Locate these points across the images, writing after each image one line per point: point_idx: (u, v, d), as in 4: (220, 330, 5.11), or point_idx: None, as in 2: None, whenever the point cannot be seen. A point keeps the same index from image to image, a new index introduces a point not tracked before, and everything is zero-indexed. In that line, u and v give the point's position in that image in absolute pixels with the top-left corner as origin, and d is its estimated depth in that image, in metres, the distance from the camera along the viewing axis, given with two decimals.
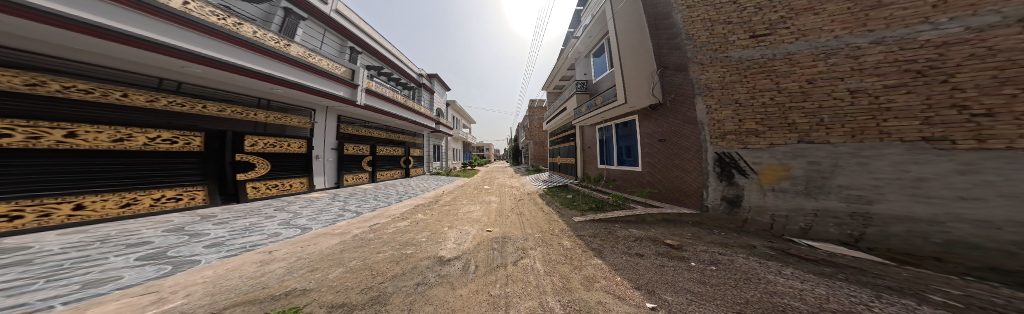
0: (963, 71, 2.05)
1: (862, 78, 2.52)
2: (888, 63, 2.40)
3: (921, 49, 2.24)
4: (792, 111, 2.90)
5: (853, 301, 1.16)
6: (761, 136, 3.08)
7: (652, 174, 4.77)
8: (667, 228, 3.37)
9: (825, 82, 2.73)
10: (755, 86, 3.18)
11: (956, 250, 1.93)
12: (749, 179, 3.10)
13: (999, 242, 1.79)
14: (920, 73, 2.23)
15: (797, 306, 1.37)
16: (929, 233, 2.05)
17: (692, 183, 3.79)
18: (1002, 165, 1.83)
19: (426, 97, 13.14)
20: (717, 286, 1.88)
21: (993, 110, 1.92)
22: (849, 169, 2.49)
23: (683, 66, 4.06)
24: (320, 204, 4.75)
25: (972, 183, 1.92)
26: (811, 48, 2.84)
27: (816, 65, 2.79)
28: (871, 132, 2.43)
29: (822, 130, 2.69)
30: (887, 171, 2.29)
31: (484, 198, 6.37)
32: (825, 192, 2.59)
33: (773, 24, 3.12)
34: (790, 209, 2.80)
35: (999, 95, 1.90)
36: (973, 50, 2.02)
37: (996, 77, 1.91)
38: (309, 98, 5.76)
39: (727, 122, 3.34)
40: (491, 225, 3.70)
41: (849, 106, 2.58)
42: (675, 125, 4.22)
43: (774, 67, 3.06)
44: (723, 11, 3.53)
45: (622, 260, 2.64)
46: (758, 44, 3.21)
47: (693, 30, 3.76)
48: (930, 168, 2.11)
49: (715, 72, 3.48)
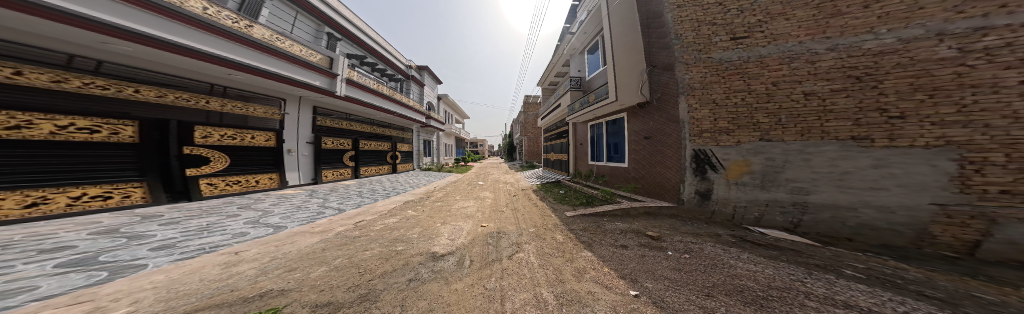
0: (889, 79, 2.40)
1: (815, 82, 2.78)
2: (837, 69, 2.68)
3: (863, 57, 2.54)
4: (757, 111, 3.11)
5: (791, 278, 1.35)
6: (730, 134, 3.27)
7: (638, 170, 4.97)
8: (648, 220, 3.58)
9: (787, 85, 2.96)
10: (729, 86, 3.35)
11: (864, 231, 2.40)
12: (719, 174, 3.32)
13: (892, 224, 2.28)
14: (858, 79, 2.56)
15: (752, 286, 1.55)
16: (847, 218, 2.49)
17: (671, 179, 3.98)
18: (904, 160, 2.27)
19: (414, 89, 12.92)
20: (689, 272, 2.06)
21: (905, 113, 2.31)
22: (796, 164, 2.80)
23: (671, 66, 4.17)
24: (313, 201, 4.76)
25: (882, 175, 2.36)
26: (778, 52, 3.05)
27: (781, 68, 3.00)
28: (815, 131, 2.74)
29: (779, 129, 2.95)
30: (823, 166, 2.66)
31: (479, 194, 6.47)
32: (777, 185, 2.88)
33: (751, 26, 3.27)
34: (748, 200, 3.09)
35: (912, 100, 2.28)
36: (900, 59, 2.36)
37: (912, 84, 2.29)
38: (279, 87, 5.52)
39: (705, 121, 3.49)
40: (487, 220, 3.81)
41: (802, 107, 2.84)
42: (659, 123, 4.38)
43: (747, 69, 3.24)
44: (710, 12, 3.63)
45: (610, 252, 2.80)
46: (736, 47, 3.35)
47: (682, 30, 3.85)
48: (853, 163, 2.51)
49: (699, 72, 3.59)
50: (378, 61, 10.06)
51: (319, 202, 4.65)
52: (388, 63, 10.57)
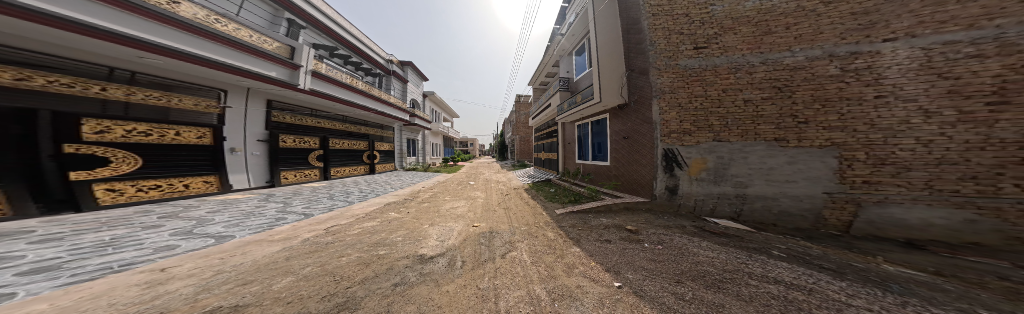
0: (799, 90, 3.09)
1: (751, 91, 3.35)
2: (766, 80, 3.29)
3: (784, 71, 3.19)
4: (712, 115, 3.55)
5: (740, 261, 1.62)
6: (692, 135, 3.63)
7: (618, 168, 5.25)
8: (627, 215, 3.82)
9: (732, 92, 3.46)
10: (691, 91, 3.71)
11: (783, 217, 3.06)
12: (683, 170, 3.65)
13: (803, 210, 2.97)
14: (780, 90, 3.20)
15: (710, 271, 1.75)
16: (772, 207, 3.13)
17: (646, 176, 4.24)
18: (807, 156, 2.98)
19: (396, 86, 12.57)
20: (663, 262, 2.26)
21: (808, 120, 3.02)
22: (737, 161, 3.33)
23: (646, 70, 4.44)
24: (292, 204, 4.57)
25: (795, 169, 3.03)
26: (725, 63, 3.56)
27: (729, 77, 3.49)
28: (752, 133, 3.29)
29: (727, 132, 3.43)
30: (756, 162, 3.23)
31: (470, 194, 6.49)
32: (724, 181, 3.40)
33: (710, 37, 3.70)
34: (705, 194, 3.51)
35: (812, 109, 3.01)
36: (806, 75, 3.07)
37: (813, 95, 3.02)
38: (220, 77, 4.85)
39: (673, 122, 3.77)
40: (478, 220, 3.85)
41: (742, 113, 3.38)
42: (635, 123, 4.66)
43: (705, 76, 3.65)
44: (679, 22, 3.94)
45: (596, 247, 2.95)
46: (698, 55, 3.74)
47: (656, 37, 4.09)
48: (775, 160, 3.15)
49: (668, 77, 3.87)
50: (349, 53, 9.54)
51: (304, 205, 4.48)
52: (361, 56, 10.07)
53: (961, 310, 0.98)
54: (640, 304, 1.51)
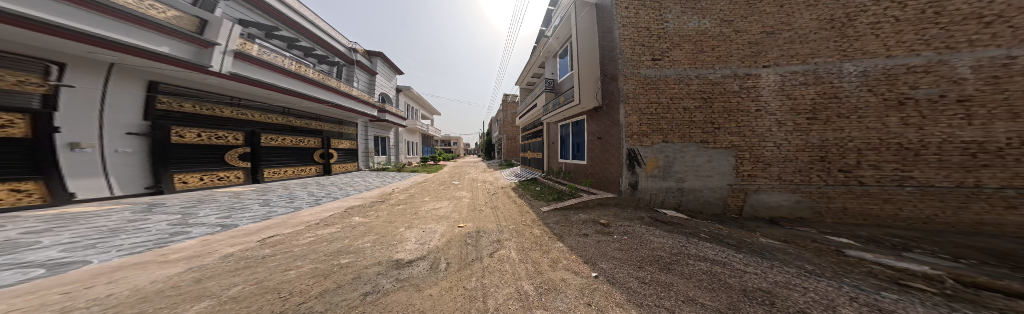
0: (717, 101, 3.96)
1: (687, 100, 4.07)
2: (697, 92, 4.06)
3: (708, 85, 4.01)
4: (661, 120, 4.14)
5: (680, 246, 2.08)
6: (647, 137, 4.14)
7: (592, 167, 5.63)
8: (600, 210, 4.16)
9: (675, 100, 4.12)
10: (648, 98, 4.21)
11: (707, 206, 3.91)
12: (640, 168, 4.14)
13: (717, 199, 3.86)
14: (705, 100, 4.01)
15: (661, 254, 2.06)
16: (699, 196, 3.93)
17: (614, 173, 4.63)
18: (721, 156, 3.86)
19: (361, 78, 11.79)
20: (627, 249, 2.55)
21: (721, 126, 3.91)
22: (678, 160, 4.01)
23: (615, 76, 4.82)
24: (258, 208, 4.21)
25: (714, 165, 3.87)
26: (671, 75, 4.20)
27: (673, 87, 4.14)
28: (688, 136, 4.02)
29: (671, 134, 4.07)
30: (691, 160, 3.96)
31: (454, 194, 6.46)
32: (666, 177, 4.06)
33: (662, 51, 4.27)
34: (660, 189, 4.07)
35: (723, 117, 3.91)
36: (720, 90, 3.96)
37: (723, 107, 3.92)
38: (57, 45, 3.24)
39: (635, 125, 4.21)
40: (465, 220, 3.89)
41: (680, 118, 4.07)
42: (606, 125, 5.03)
43: (658, 85, 4.20)
44: (641, 35, 4.37)
45: (577, 241, 3.16)
46: (654, 66, 4.26)
47: (625, 47, 4.43)
48: (702, 159, 3.94)
49: (633, 84, 4.27)
50: (297, 36, 8.46)
51: (273, 209, 4.15)
52: (312, 40, 9.03)
53: (806, 270, 1.54)
54: (612, 290, 1.70)
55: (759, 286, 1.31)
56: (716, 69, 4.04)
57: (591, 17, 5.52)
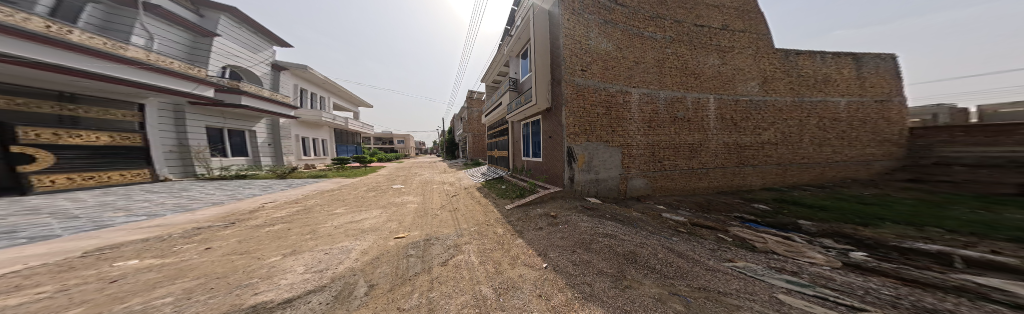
0: (614, 108, 5.83)
1: (601, 107, 5.69)
2: (602, 102, 5.69)
3: (609, 98, 5.77)
4: (586, 122, 5.50)
5: (591, 231, 3.05)
6: (577, 136, 5.40)
7: (545, 165, 6.46)
8: (553, 202, 4.88)
9: (594, 106, 5.62)
10: (578, 104, 5.45)
11: (608, 192, 5.80)
12: (573, 165, 5.33)
13: (614, 183, 5.79)
14: (609, 108, 5.75)
15: (582, 237, 2.88)
16: (608, 185, 5.71)
17: (559, 169, 5.52)
18: (614, 154, 5.75)
19: (160, 32, 8.35)
20: (563, 235, 3.12)
21: (613, 128, 5.77)
22: (595, 158, 5.58)
23: (558, 80, 5.61)
24: (91, 239, 2.88)
25: (613, 162, 5.70)
26: (591, 85, 5.61)
27: (592, 96, 5.60)
28: (601, 134, 5.66)
29: (591, 135, 5.56)
30: (603, 158, 5.61)
31: (399, 199, 6.03)
32: (590, 171, 5.53)
33: (585, 66, 5.66)
34: (587, 181, 5.46)
35: (617, 122, 5.81)
36: (615, 100, 5.82)
37: (618, 116, 5.82)
38: None
39: (572, 124, 5.34)
40: (410, 229, 3.68)
41: (596, 120, 5.60)
42: (553, 126, 5.87)
43: (584, 93, 5.55)
44: (573, 47, 5.49)
45: (534, 234, 3.48)
46: (582, 76, 5.60)
47: (569, 59, 5.45)
48: (608, 154, 5.65)
49: (570, 90, 5.33)
50: None
51: (123, 239, 2.91)
52: None
53: (659, 243, 2.54)
54: (556, 277, 2.01)
55: (628, 249, 2.29)
56: (614, 84, 5.89)
57: (543, 26, 6.18)
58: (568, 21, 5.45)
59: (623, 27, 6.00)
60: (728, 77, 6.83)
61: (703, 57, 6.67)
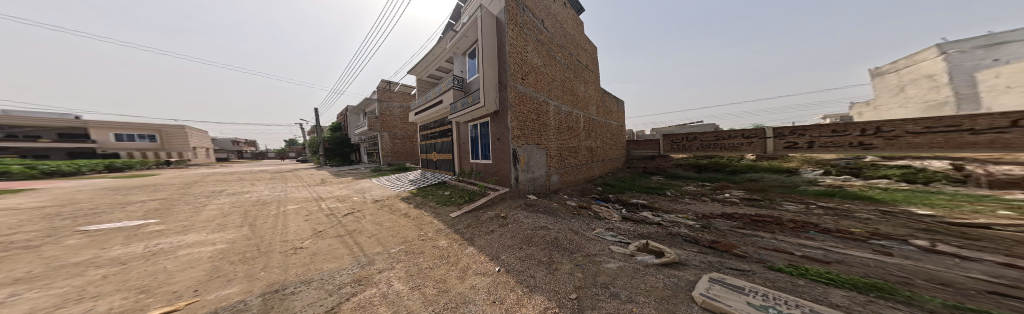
0: (546, 115, 7.58)
1: (535, 113, 7.22)
2: (535, 108, 7.22)
3: (540, 104, 7.40)
4: (524, 126, 7.01)
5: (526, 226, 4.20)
6: (520, 137, 6.97)
7: (495, 169, 7.66)
8: (502, 202, 6.04)
9: (529, 110, 7.05)
10: (519, 109, 6.76)
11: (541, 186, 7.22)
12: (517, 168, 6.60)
13: (541, 183, 7.19)
14: (540, 114, 7.37)
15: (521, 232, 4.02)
16: (537, 180, 7.08)
17: (510, 170, 7.12)
18: (543, 156, 7.29)
19: None
20: (508, 233, 4.04)
21: (543, 130, 7.42)
22: (535, 160, 7.09)
23: (505, 85, 6.68)
24: None
25: (542, 161, 7.31)
26: (529, 92, 7.08)
27: (529, 102, 7.07)
28: (535, 136, 7.16)
29: (529, 136, 7.01)
30: (540, 163, 7.17)
31: (196, 234, 3.81)
32: (529, 169, 6.87)
33: (524, 76, 6.94)
34: (529, 180, 6.92)
35: (546, 125, 7.51)
36: (546, 107, 7.58)
37: (548, 121, 7.63)
38: None
39: (517, 125, 6.72)
40: (210, 288, 2.05)
41: (530, 122, 7.04)
42: (503, 130, 7.01)
43: (523, 100, 6.93)
44: (519, 57, 6.84)
45: (485, 239, 3.84)
46: (522, 83, 6.90)
47: (513, 71, 6.65)
48: (540, 156, 7.22)
49: (514, 94, 6.59)
50: None
51: None
52: None
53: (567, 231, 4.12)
54: (509, 279, 2.36)
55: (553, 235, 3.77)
56: (540, 94, 7.46)
57: (488, 32, 6.84)
58: (512, 40, 6.61)
59: (545, 48, 7.76)
60: (592, 100, 10.33)
61: (583, 85, 9.79)
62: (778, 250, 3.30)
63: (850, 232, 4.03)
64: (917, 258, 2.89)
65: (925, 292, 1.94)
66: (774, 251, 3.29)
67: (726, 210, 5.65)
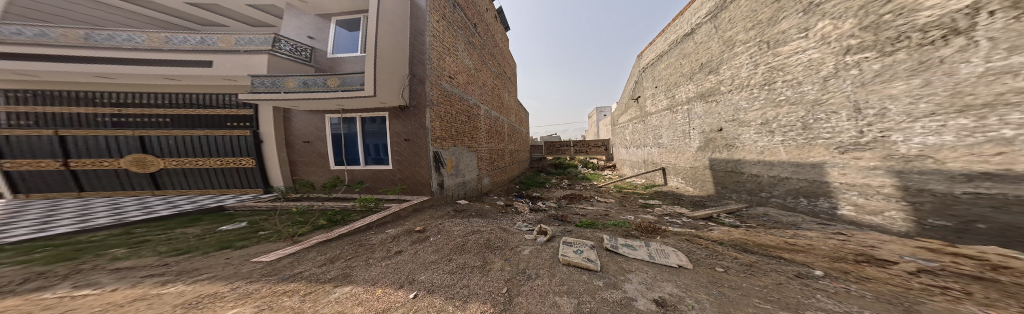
0: (473, 117, 8.23)
1: (467, 118, 7.87)
2: (463, 110, 7.68)
3: (473, 109, 8.25)
4: (453, 128, 7.21)
5: (456, 235, 5.01)
6: (444, 141, 6.94)
7: (401, 173, 6.88)
8: (417, 217, 5.80)
9: (462, 110, 7.64)
10: (446, 110, 6.98)
11: (461, 185, 7.44)
12: (443, 170, 6.77)
13: (456, 188, 7.22)
14: (467, 117, 7.89)
15: (435, 239, 4.84)
16: (462, 181, 7.33)
17: (424, 176, 6.71)
18: (470, 161, 7.88)
19: None
20: (440, 244, 4.63)
21: (469, 135, 7.90)
22: (466, 161, 7.58)
23: (422, 79, 6.36)
24: None
25: (468, 163, 7.72)
26: (454, 91, 7.29)
27: (458, 104, 7.42)
28: (467, 141, 7.78)
29: (450, 140, 7.09)
30: (468, 171, 7.43)
31: None
32: (458, 174, 7.23)
33: (454, 75, 7.26)
34: (457, 184, 7.23)
35: (478, 129, 8.53)
36: (473, 109, 8.25)
37: (479, 126, 8.60)
38: None
39: (438, 130, 6.72)
40: None
41: (462, 127, 7.58)
42: (413, 129, 6.64)
43: (451, 100, 7.17)
44: (445, 52, 6.89)
45: (378, 272, 3.45)
46: (451, 83, 7.16)
47: (436, 66, 6.59)
48: (467, 158, 7.58)
49: (436, 92, 6.57)
50: None
51: None
52: None
53: (475, 222, 5.70)
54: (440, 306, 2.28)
55: (468, 239, 4.86)
56: (471, 98, 8.19)
57: (400, 11, 6.17)
58: (434, 31, 6.45)
59: (475, 50, 8.50)
60: (513, 110, 12.94)
61: (507, 94, 12.04)
62: (579, 214, 6.73)
63: (581, 195, 8.57)
64: (603, 204, 7.54)
65: (592, 207, 7.23)
66: (578, 216, 6.63)
67: (563, 193, 8.92)
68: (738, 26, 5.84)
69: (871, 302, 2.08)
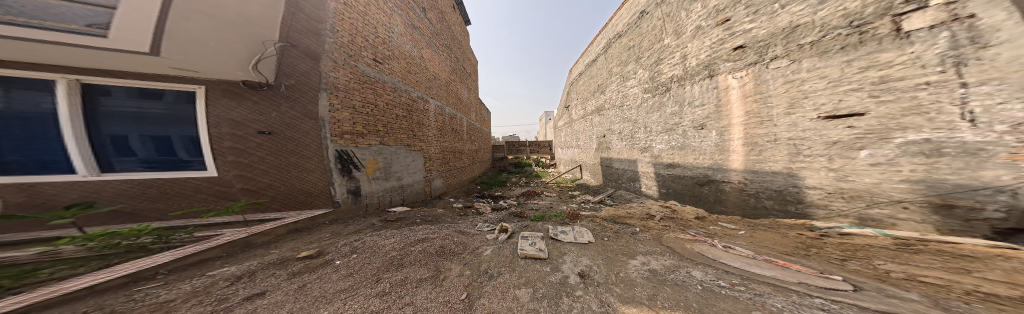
0: (418, 112, 6.76)
1: (405, 112, 6.18)
2: (403, 101, 6.13)
3: (418, 102, 6.81)
4: (377, 122, 5.29)
5: (394, 249, 3.20)
6: (363, 138, 4.90)
7: (257, 179, 3.81)
8: (300, 240, 3.30)
9: (401, 101, 6.06)
10: (364, 100, 5.02)
11: (391, 191, 5.52)
12: (360, 172, 4.78)
13: (378, 199, 5.19)
14: (409, 111, 6.36)
15: (349, 261, 2.81)
16: (395, 185, 5.61)
17: (316, 183, 4.27)
18: (410, 161, 6.07)
19: None
20: (365, 265, 2.73)
21: (410, 132, 6.29)
22: (404, 159, 5.86)
23: (313, 54, 4.26)
24: None
25: (405, 166, 5.84)
26: (378, 75, 5.41)
27: (389, 94, 5.69)
28: (404, 139, 6.05)
29: (371, 137, 5.10)
30: (398, 173, 5.65)
31: None
32: (385, 178, 5.34)
33: (382, 57, 5.60)
34: (385, 190, 5.32)
35: (426, 126, 7.04)
36: (418, 102, 6.82)
37: (427, 124, 7.13)
38: None
39: (344, 123, 4.58)
40: None
41: (395, 122, 5.79)
42: (290, 116, 4.03)
43: (376, 89, 5.34)
44: (363, 25, 5.14)
45: None
46: (375, 67, 5.36)
47: (339, 39, 4.64)
48: (405, 159, 5.87)
49: (341, 76, 4.59)
50: None
51: None
52: None
53: (416, 229, 4.08)
54: None
55: (413, 248, 3.30)
56: (416, 90, 6.81)
57: None
58: None
59: (421, 36, 7.32)
60: (473, 108, 12.24)
61: (467, 91, 11.36)
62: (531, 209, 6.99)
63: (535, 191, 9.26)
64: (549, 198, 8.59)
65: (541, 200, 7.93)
66: (532, 211, 6.84)
67: (521, 190, 9.17)
68: (613, 61, 9.21)
69: (653, 243, 3.86)
